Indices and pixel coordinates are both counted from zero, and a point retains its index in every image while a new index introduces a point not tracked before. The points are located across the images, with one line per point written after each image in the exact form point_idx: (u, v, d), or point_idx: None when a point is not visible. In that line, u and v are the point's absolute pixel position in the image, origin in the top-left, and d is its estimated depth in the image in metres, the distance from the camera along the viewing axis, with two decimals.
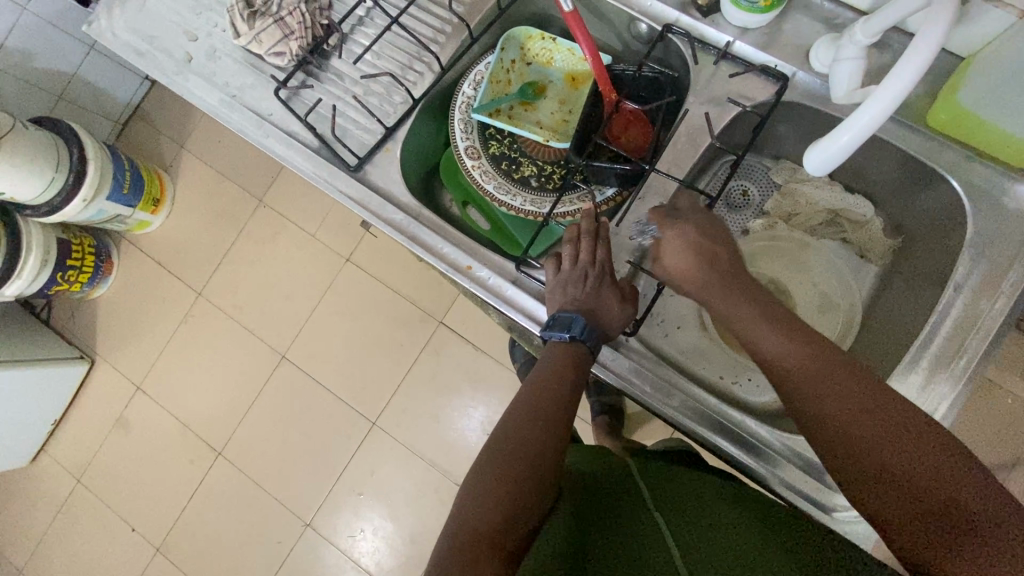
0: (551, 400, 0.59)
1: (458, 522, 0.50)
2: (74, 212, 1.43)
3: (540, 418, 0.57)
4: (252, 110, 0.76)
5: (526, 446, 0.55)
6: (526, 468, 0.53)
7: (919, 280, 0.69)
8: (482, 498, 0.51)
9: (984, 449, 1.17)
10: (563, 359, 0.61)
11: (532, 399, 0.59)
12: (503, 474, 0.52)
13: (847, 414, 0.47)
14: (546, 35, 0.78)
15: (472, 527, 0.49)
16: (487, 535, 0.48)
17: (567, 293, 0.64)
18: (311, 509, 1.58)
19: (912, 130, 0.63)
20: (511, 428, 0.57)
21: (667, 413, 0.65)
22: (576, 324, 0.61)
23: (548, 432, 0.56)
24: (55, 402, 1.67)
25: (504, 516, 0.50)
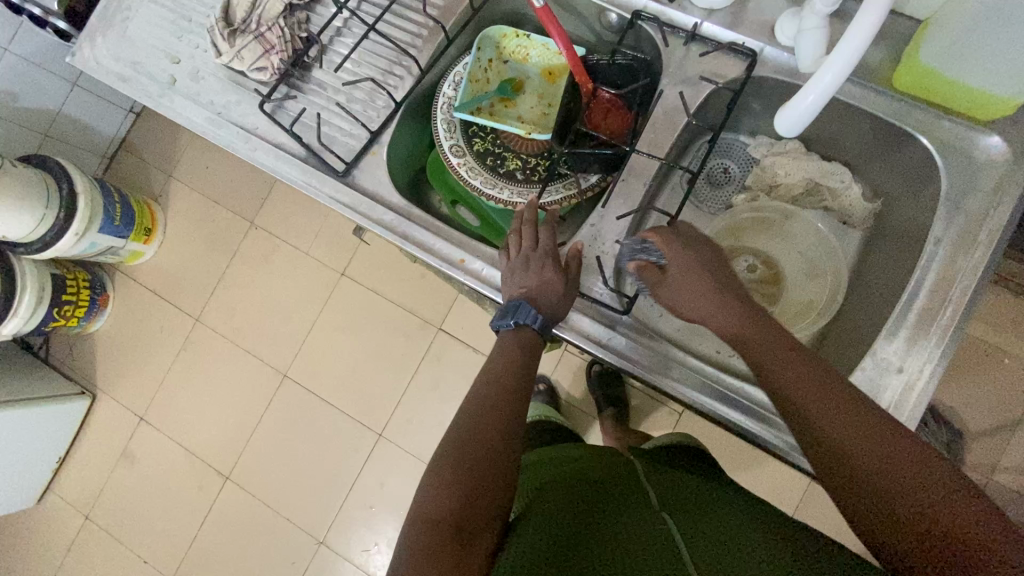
0: (506, 384, 0.60)
1: (420, 508, 0.52)
2: (67, 247, 1.44)
3: (499, 396, 0.59)
4: (239, 125, 0.78)
5: (482, 434, 0.56)
6: (481, 452, 0.54)
7: (900, 240, 0.70)
8: (443, 485, 0.53)
9: (985, 411, 1.20)
10: (515, 345, 0.64)
11: (490, 386, 0.60)
12: (458, 464, 0.54)
13: (847, 428, 0.48)
14: (520, 33, 0.80)
15: (432, 512, 0.51)
16: (446, 517, 0.50)
17: (516, 280, 0.66)
18: (324, 526, 1.58)
19: (881, 93, 0.66)
20: (470, 413, 0.58)
21: (675, 387, 0.66)
22: (522, 310, 0.64)
23: (498, 415, 0.58)
24: (58, 439, 1.66)
25: (463, 506, 0.51)
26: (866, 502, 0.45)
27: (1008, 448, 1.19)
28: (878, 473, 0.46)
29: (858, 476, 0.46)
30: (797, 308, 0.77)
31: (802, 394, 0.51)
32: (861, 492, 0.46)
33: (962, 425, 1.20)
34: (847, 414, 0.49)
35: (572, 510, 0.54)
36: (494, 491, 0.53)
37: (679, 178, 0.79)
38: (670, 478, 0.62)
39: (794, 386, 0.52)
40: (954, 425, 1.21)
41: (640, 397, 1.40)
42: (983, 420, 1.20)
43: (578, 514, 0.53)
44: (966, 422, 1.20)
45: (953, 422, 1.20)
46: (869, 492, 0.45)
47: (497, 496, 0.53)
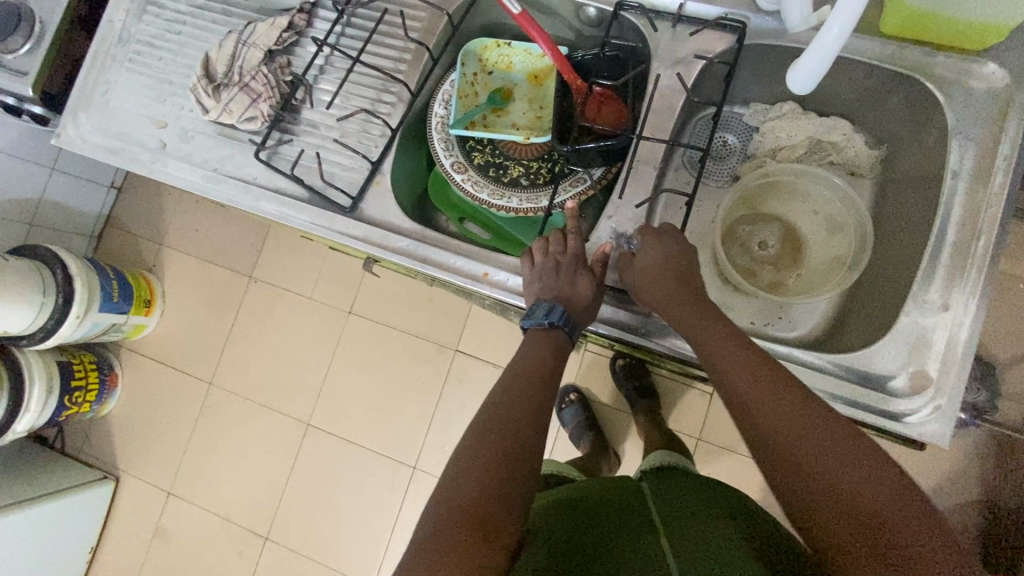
0: (533, 378, 0.59)
1: (442, 494, 0.52)
2: (70, 332, 1.42)
3: (526, 390, 0.58)
4: (238, 178, 0.77)
5: (514, 424, 0.55)
6: (512, 444, 0.54)
7: (911, 183, 0.71)
8: (467, 471, 0.52)
9: (1014, 340, 1.20)
10: (546, 343, 0.62)
11: (516, 378, 0.59)
12: (486, 453, 0.53)
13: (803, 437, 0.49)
14: (501, 42, 0.80)
15: (456, 499, 0.51)
16: (472, 507, 0.50)
17: (545, 282, 0.65)
18: (372, 570, 1.54)
19: (872, 40, 0.66)
20: (497, 404, 0.57)
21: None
22: (556, 312, 0.63)
23: (531, 409, 0.57)
24: (87, 528, 1.61)
25: (491, 495, 0.51)
26: (827, 520, 0.46)
27: None
28: (830, 487, 0.46)
29: (819, 494, 0.47)
30: (825, 268, 0.76)
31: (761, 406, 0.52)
32: (813, 502, 0.47)
33: (994, 357, 1.20)
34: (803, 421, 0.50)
35: (579, 537, 0.61)
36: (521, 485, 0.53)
37: (683, 157, 0.79)
38: (672, 501, 0.67)
39: (754, 396, 0.52)
40: (986, 360, 1.21)
41: (668, 382, 1.39)
42: (1014, 349, 1.20)
43: (585, 550, 0.59)
44: (997, 354, 1.20)
45: (985, 356, 1.20)
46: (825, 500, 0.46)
47: (522, 488, 0.53)
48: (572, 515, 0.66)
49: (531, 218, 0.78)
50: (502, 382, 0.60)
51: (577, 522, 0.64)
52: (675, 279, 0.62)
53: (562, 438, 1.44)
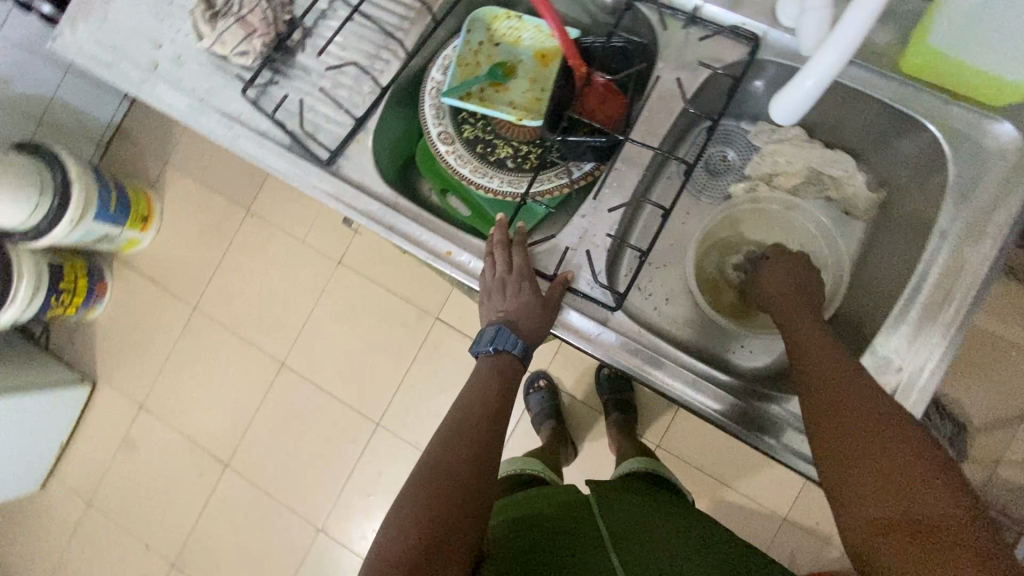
0: (472, 421, 0.61)
1: (376, 551, 0.52)
2: (62, 235, 1.43)
3: (464, 435, 0.60)
4: (222, 112, 0.76)
5: (453, 469, 0.57)
6: (449, 488, 0.55)
7: (903, 233, 0.68)
8: (402, 526, 0.53)
9: (990, 406, 1.18)
10: (493, 369, 0.64)
11: (457, 423, 0.61)
12: (423, 500, 0.54)
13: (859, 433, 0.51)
14: (511, 14, 0.77)
15: (389, 555, 0.51)
16: (402, 561, 0.50)
17: (494, 304, 0.65)
18: (322, 513, 1.59)
19: (887, 76, 0.62)
20: (434, 453, 0.58)
21: (668, 387, 0.64)
22: (501, 336, 0.64)
23: (468, 453, 0.58)
24: (59, 425, 1.67)
25: (425, 545, 0.52)
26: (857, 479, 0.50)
27: (1012, 443, 1.17)
28: (871, 466, 0.49)
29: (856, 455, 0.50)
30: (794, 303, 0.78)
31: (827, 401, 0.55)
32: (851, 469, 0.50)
33: (966, 419, 1.18)
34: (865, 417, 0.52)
35: (536, 554, 0.62)
36: (453, 528, 0.54)
37: (675, 167, 0.77)
38: (632, 524, 0.68)
39: (816, 365, 0.57)
40: (957, 420, 1.19)
41: (652, 396, 1.39)
42: (988, 415, 1.18)
43: (543, 568, 0.60)
44: (970, 416, 1.18)
45: (956, 416, 1.18)
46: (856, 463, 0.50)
47: (457, 538, 0.54)
48: (533, 526, 0.67)
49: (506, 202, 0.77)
50: (443, 429, 0.62)
51: (529, 535, 0.65)
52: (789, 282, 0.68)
53: (525, 422, 1.45)
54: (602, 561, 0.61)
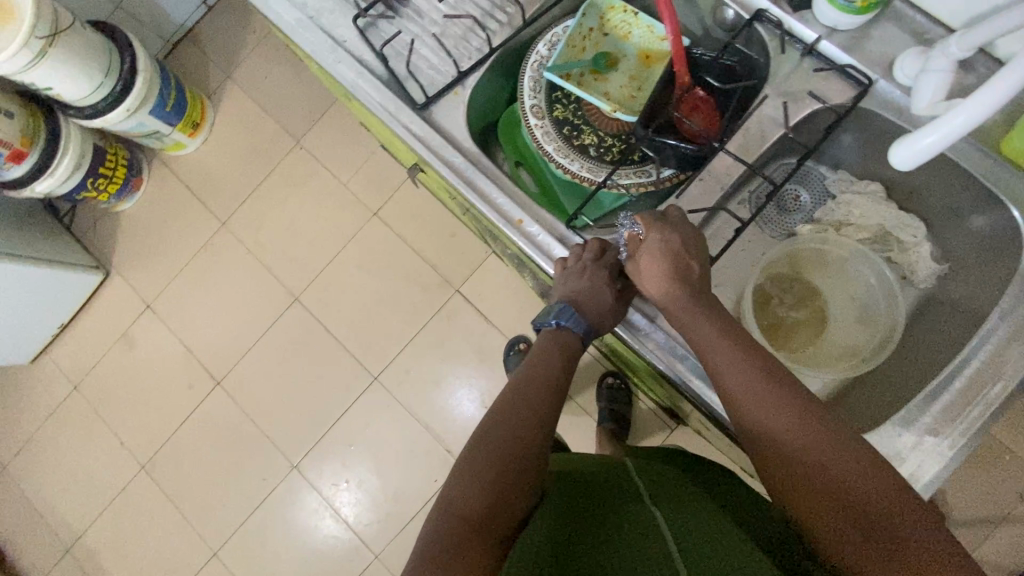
0: (537, 385, 0.66)
1: (447, 507, 0.57)
2: (115, 120, 1.44)
3: (526, 402, 0.64)
4: (328, 34, 0.76)
5: (515, 439, 0.61)
6: (512, 457, 0.60)
7: (955, 311, 0.71)
8: (471, 485, 0.58)
9: (974, 502, 1.20)
10: (556, 346, 0.69)
11: (521, 388, 0.66)
12: (488, 467, 0.59)
13: (820, 466, 0.52)
14: (629, 8, 0.78)
15: (461, 511, 0.56)
16: (473, 516, 0.56)
17: (567, 283, 0.67)
18: (300, 451, 1.60)
19: (984, 152, 0.63)
20: (499, 416, 0.63)
21: (705, 396, 0.66)
22: (564, 312, 0.68)
23: (532, 417, 0.63)
24: (65, 305, 1.68)
25: (493, 502, 0.57)
26: (836, 526, 0.50)
27: (987, 542, 1.18)
28: (850, 511, 0.50)
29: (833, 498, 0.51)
30: (837, 351, 0.74)
31: (776, 435, 0.55)
32: (829, 515, 0.51)
33: (949, 509, 1.20)
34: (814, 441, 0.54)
35: (575, 503, 0.62)
36: (515, 492, 0.58)
37: (745, 195, 0.80)
38: (664, 481, 0.68)
39: (757, 409, 0.56)
40: (939, 508, 1.20)
41: (646, 415, 1.44)
42: (971, 510, 1.19)
43: (582, 512, 0.60)
44: (952, 507, 1.20)
45: (940, 503, 1.20)
46: (833, 510, 0.51)
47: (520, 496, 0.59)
48: (568, 482, 0.68)
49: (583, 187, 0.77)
50: (507, 391, 0.67)
51: (572, 489, 0.66)
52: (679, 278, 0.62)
53: None
54: (642, 505, 0.60)
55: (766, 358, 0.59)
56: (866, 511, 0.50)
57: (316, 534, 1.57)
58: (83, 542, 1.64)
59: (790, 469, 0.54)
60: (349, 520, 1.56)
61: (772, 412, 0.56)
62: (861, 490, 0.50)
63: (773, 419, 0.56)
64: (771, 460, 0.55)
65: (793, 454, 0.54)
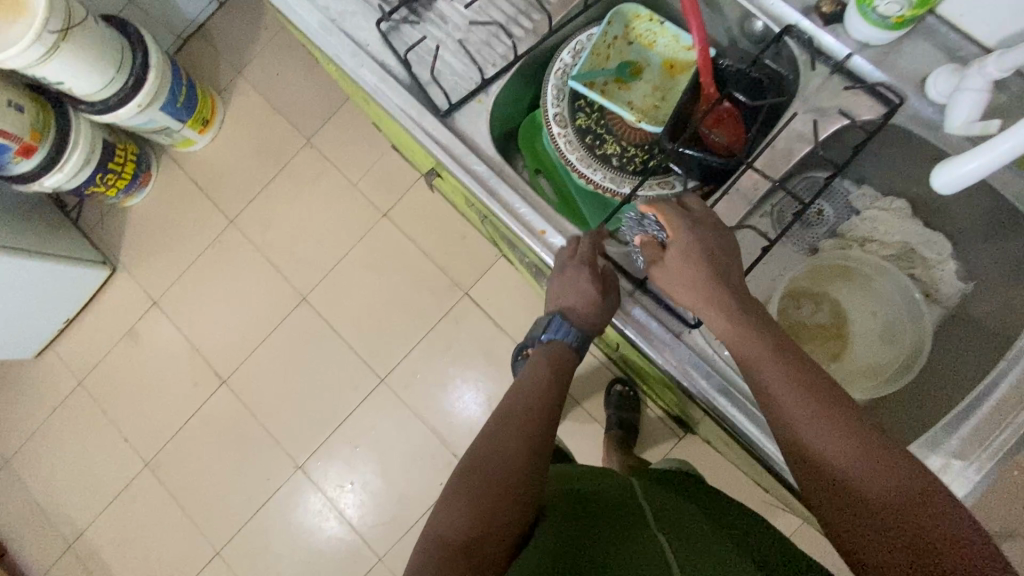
0: (523, 405, 0.66)
1: (433, 534, 0.57)
2: (126, 116, 1.43)
3: (512, 422, 0.65)
4: (350, 37, 0.75)
5: (503, 454, 0.62)
6: (501, 474, 0.60)
7: (981, 331, 0.70)
8: (456, 510, 0.58)
9: (985, 518, 1.19)
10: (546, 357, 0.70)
11: (510, 408, 0.67)
12: (474, 487, 0.60)
13: (847, 459, 0.50)
14: (655, 17, 0.77)
15: (444, 536, 0.56)
16: (457, 539, 0.56)
17: (553, 288, 0.67)
18: (305, 452, 1.60)
19: (1016, 173, 0.63)
20: (487, 438, 0.64)
21: (729, 414, 0.65)
22: (555, 325, 0.70)
23: (519, 435, 0.64)
24: (71, 300, 1.67)
25: (480, 524, 0.57)
26: (865, 529, 0.48)
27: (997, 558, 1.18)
28: (882, 513, 0.48)
29: (863, 500, 0.49)
30: (860, 370, 0.72)
31: (802, 425, 0.53)
32: (859, 516, 0.49)
33: None
34: (842, 432, 0.51)
35: (579, 531, 0.61)
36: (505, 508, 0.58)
37: (768, 209, 0.79)
38: (671, 508, 0.67)
39: (785, 405, 0.54)
40: None
41: (654, 423, 1.43)
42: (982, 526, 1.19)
43: (584, 541, 0.59)
44: None
45: None
46: (863, 512, 0.49)
47: (512, 514, 0.58)
48: (572, 508, 0.66)
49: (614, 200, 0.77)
50: (495, 412, 0.68)
51: (576, 514, 0.65)
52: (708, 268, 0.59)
53: None
54: (648, 530, 0.60)
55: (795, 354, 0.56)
56: (887, 506, 0.48)
57: (319, 535, 1.56)
58: (85, 539, 1.64)
59: (819, 468, 0.51)
60: (353, 522, 1.55)
61: (800, 401, 0.53)
62: (886, 485, 0.49)
63: (803, 415, 0.53)
64: (796, 449, 0.53)
65: (818, 445, 0.52)
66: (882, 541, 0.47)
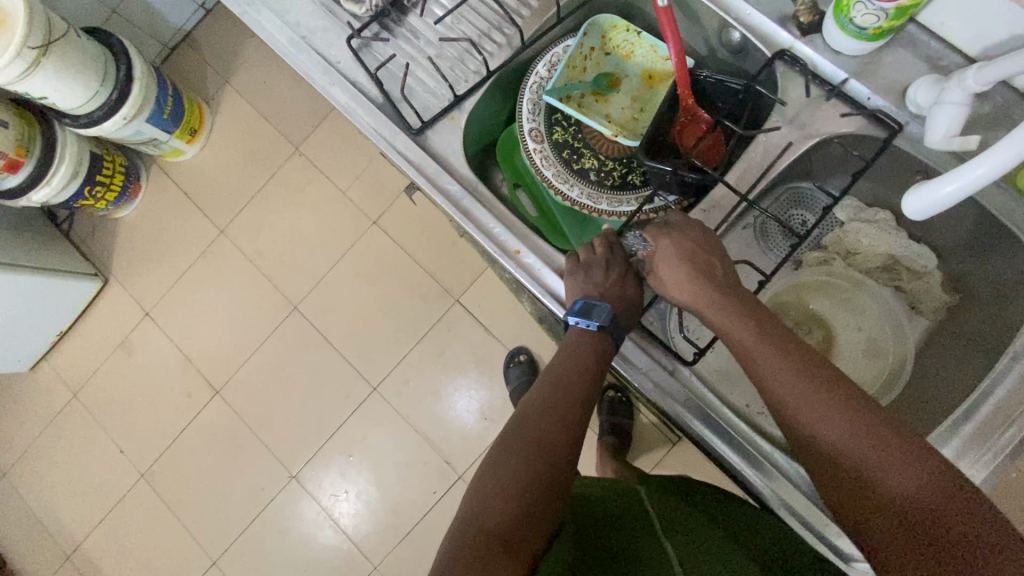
0: (566, 393, 0.62)
1: (471, 517, 0.53)
2: (112, 128, 1.42)
3: (554, 412, 0.61)
4: (321, 55, 0.74)
5: (541, 449, 0.57)
6: (543, 467, 0.56)
7: (966, 344, 0.69)
8: (493, 497, 0.54)
9: None
10: (587, 348, 0.63)
11: (554, 396, 0.62)
12: (517, 473, 0.55)
13: (863, 454, 0.49)
14: (632, 28, 0.76)
15: (483, 523, 0.52)
16: (496, 531, 0.51)
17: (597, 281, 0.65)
18: (299, 462, 1.60)
19: (1000, 187, 0.61)
20: (525, 424, 0.60)
21: (710, 441, 0.64)
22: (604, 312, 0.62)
23: (566, 424, 0.60)
24: (64, 313, 1.67)
25: (518, 514, 0.53)
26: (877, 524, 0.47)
27: None
28: (890, 505, 0.47)
29: (871, 493, 0.48)
30: None
31: (814, 421, 0.51)
32: (870, 511, 0.48)
33: None
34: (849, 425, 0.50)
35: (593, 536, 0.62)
36: (541, 508, 0.54)
37: (750, 220, 0.79)
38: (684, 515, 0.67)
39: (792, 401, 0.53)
40: None
41: (647, 430, 1.42)
42: None
43: (599, 548, 0.60)
44: None
45: None
46: (872, 506, 0.48)
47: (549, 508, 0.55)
48: (587, 509, 0.67)
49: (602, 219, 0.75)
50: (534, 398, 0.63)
51: (588, 519, 0.65)
52: (699, 277, 0.60)
53: None
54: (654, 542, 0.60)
55: (798, 350, 0.55)
56: (907, 504, 0.46)
57: (313, 544, 1.56)
58: (83, 549, 1.65)
59: (828, 465, 0.50)
60: (348, 531, 1.55)
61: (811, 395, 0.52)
62: (903, 481, 0.47)
63: (808, 411, 0.52)
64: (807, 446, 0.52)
65: (833, 438, 0.50)
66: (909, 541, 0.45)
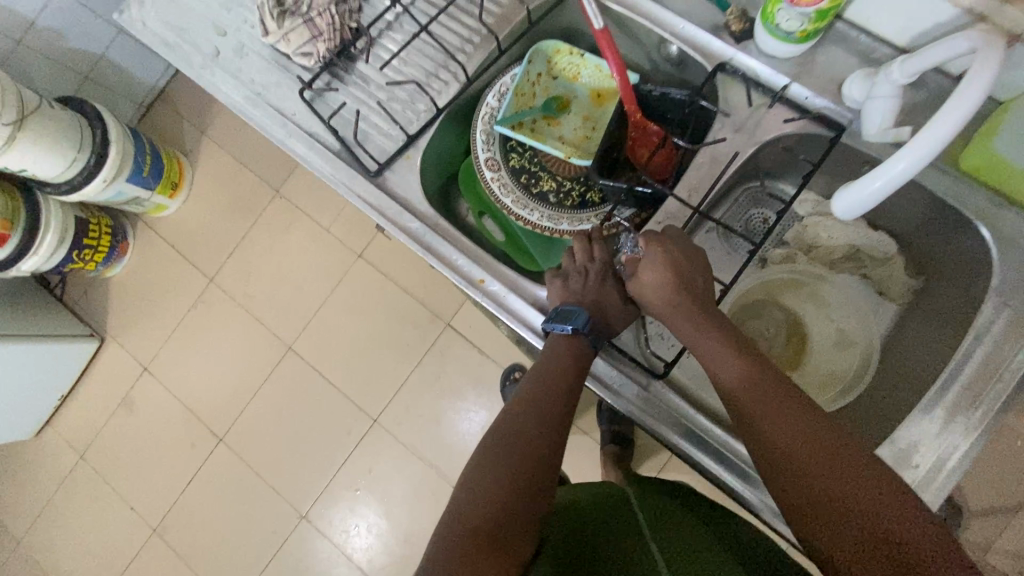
0: (549, 385, 0.59)
1: (452, 515, 0.51)
2: (94, 192, 1.44)
3: (531, 407, 0.59)
4: (277, 109, 0.76)
5: (523, 444, 0.55)
6: (527, 466, 0.54)
7: (932, 321, 0.70)
8: (478, 494, 0.52)
9: (992, 492, 1.16)
10: (565, 351, 0.62)
11: (536, 392, 0.60)
12: (495, 472, 0.53)
13: (812, 459, 0.50)
14: (574, 51, 0.78)
15: (467, 520, 0.50)
16: (481, 527, 0.49)
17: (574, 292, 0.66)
18: (308, 501, 1.60)
19: (943, 170, 0.62)
20: (507, 421, 0.58)
21: (688, 450, 0.65)
22: (580, 318, 0.62)
23: (548, 421, 0.58)
24: (63, 377, 1.69)
25: (502, 509, 0.51)
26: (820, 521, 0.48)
27: (1006, 533, 1.14)
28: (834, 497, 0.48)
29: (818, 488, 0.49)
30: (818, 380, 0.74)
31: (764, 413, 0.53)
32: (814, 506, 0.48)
33: (964, 502, 1.16)
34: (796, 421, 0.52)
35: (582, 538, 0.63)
36: (525, 504, 0.52)
37: (712, 226, 0.81)
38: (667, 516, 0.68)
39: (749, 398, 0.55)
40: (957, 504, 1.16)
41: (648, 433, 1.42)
42: (987, 501, 1.16)
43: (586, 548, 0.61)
44: (967, 500, 1.16)
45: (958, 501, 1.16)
46: (817, 498, 0.48)
47: (534, 504, 0.53)
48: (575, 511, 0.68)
49: (565, 239, 0.77)
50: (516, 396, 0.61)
51: (578, 521, 0.66)
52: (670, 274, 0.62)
53: None
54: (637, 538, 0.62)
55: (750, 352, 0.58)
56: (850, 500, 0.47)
57: None
58: None
59: (779, 459, 0.51)
60: (363, 566, 1.55)
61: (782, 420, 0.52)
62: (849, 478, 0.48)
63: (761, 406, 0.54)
64: (761, 446, 0.53)
65: (785, 439, 0.52)
66: (857, 545, 0.45)
